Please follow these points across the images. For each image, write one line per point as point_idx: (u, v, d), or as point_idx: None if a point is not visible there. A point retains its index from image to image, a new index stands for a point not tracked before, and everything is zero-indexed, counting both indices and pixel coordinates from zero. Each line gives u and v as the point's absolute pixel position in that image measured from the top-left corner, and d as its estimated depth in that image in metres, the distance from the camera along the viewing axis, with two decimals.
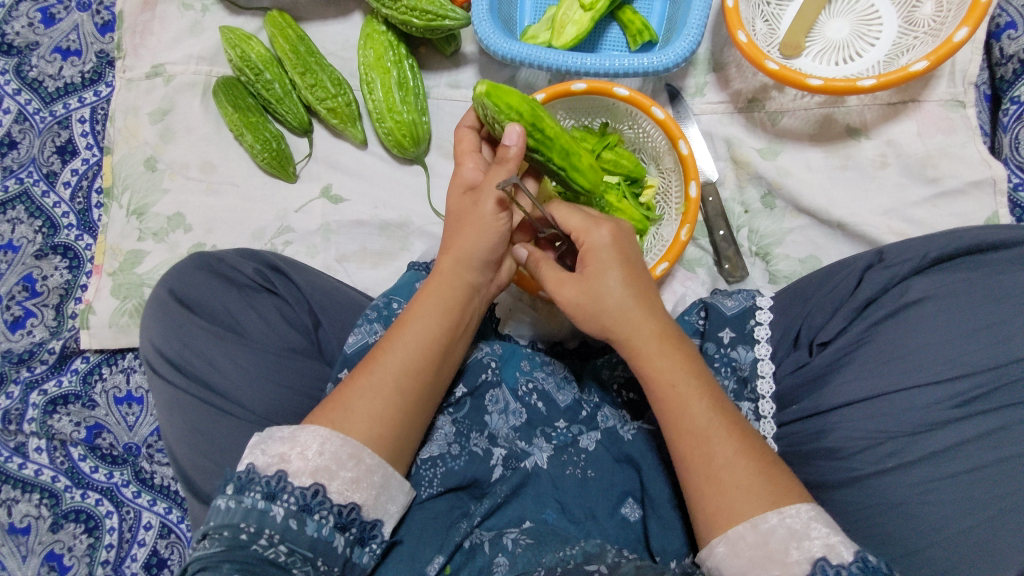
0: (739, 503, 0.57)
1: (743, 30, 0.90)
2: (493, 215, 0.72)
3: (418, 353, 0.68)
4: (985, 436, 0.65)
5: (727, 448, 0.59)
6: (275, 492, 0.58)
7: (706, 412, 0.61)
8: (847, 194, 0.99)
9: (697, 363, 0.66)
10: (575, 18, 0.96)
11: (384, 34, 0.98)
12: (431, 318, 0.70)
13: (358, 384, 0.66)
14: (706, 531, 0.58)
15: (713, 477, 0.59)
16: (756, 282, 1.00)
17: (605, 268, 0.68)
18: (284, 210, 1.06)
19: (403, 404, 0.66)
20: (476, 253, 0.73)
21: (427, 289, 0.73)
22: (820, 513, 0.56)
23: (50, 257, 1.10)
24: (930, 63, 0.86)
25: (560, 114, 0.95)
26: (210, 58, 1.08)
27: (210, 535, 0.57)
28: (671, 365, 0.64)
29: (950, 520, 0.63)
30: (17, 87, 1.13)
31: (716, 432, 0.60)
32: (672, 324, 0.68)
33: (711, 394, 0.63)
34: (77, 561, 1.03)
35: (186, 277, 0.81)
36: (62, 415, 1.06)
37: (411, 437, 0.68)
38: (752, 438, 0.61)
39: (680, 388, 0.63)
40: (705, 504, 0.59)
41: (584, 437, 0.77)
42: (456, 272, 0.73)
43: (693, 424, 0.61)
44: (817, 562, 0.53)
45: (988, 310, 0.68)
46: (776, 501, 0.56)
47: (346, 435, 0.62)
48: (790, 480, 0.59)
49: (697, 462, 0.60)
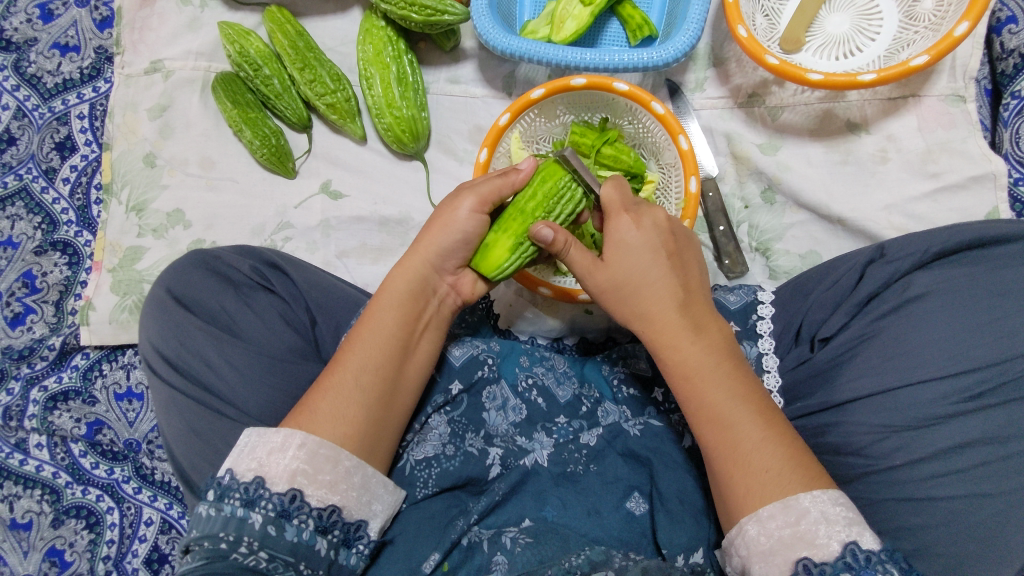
0: (770, 488, 0.57)
1: (743, 25, 0.90)
2: (467, 213, 0.74)
3: (379, 351, 0.69)
4: (987, 431, 0.64)
5: (752, 428, 0.60)
6: (253, 499, 0.58)
7: (731, 393, 0.62)
8: (847, 190, 0.98)
9: (725, 346, 0.66)
10: (575, 13, 0.96)
11: (383, 29, 0.98)
12: (388, 312, 0.71)
13: (322, 387, 0.66)
14: (738, 511, 0.58)
15: (741, 464, 0.59)
16: (757, 278, 1.00)
17: (631, 254, 0.68)
18: (283, 206, 1.06)
19: (365, 401, 0.66)
20: (439, 250, 0.74)
21: (384, 287, 0.74)
22: (846, 499, 0.56)
23: (50, 253, 1.10)
24: (930, 59, 0.86)
25: (560, 109, 0.96)
26: (209, 53, 1.08)
27: (191, 549, 0.57)
28: (695, 351, 0.64)
29: (954, 513, 0.64)
30: (15, 83, 1.13)
31: (740, 413, 0.61)
32: (697, 306, 0.67)
33: (735, 371, 0.64)
34: (79, 557, 1.03)
35: (184, 275, 0.82)
36: (63, 412, 1.07)
37: (383, 435, 0.68)
38: (774, 418, 0.61)
39: (707, 371, 0.63)
40: (733, 487, 0.59)
41: (585, 433, 0.77)
42: (412, 268, 0.74)
43: (714, 412, 0.62)
44: (849, 544, 0.53)
45: (989, 305, 0.67)
46: (807, 483, 0.57)
47: (315, 437, 0.62)
48: (815, 464, 0.59)
49: (724, 442, 0.61)
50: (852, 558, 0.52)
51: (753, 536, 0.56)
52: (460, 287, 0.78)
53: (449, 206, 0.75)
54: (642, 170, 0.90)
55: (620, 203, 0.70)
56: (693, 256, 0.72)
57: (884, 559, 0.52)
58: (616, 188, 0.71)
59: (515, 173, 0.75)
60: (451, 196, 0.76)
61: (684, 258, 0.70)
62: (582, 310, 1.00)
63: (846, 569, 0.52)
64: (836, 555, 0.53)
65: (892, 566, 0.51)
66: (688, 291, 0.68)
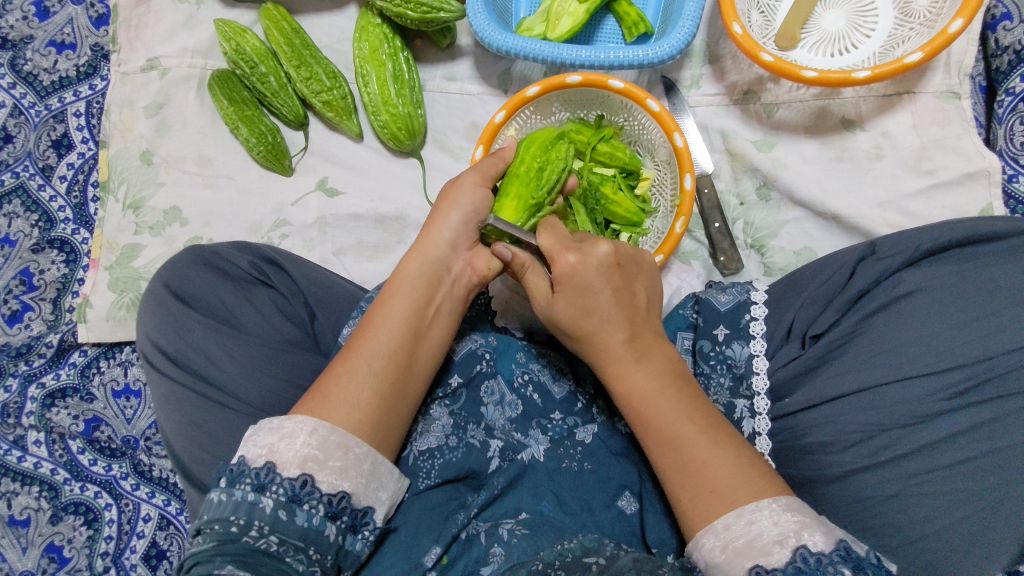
0: (715, 506, 0.58)
1: (738, 22, 0.90)
2: (472, 186, 0.77)
3: (390, 336, 0.70)
4: (977, 425, 0.65)
5: (697, 451, 0.61)
6: (264, 483, 0.58)
7: (676, 417, 0.64)
8: (842, 186, 0.99)
9: (674, 374, 0.67)
10: (571, 10, 0.95)
11: (379, 26, 0.98)
12: (399, 297, 0.72)
13: (335, 372, 0.67)
14: (695, 526, 0.59)
15: (688, 485, 0.60)
16: (752, 274, 1.00)
17: (579, 288, 0.69)
18: (280, 203, 1.06)
19: (377, 387, 0.67)
20: (451, 230, 0.76)
21: (398, 272, 0.75)
22: (801, 505, 0.56)
23: (47, 251, 1.11)
24: (925, 55, 0.86)
25: (556, 105, 0.96)
26: (205, 51, 1.08)
27: (202, 531, 0.57)
28: (643, 382, 0.66)
29: (944, 507, 0.64)
30: (11, 81, 1.13)
31: (684, 435, 0.62)
32: (645, 339, 0.69)
33: (680, 396, 0.65)
34: (77, 553, 1.03)
35: (181, 270, 0.82)
36: (60, 409, 1.07)
37: (394, 421, 0.68)
38: (724, 438, 0.62)
39: (653, 401, 0.65)
40: (687, 506, 0.60)
41: (580, 430, 0.79)
42: (425, 253, 0.75)
43: (662, 440, 0.63)
44: (800, 549, 0.52)
45: (982, 301, 0.67)
46: (756, 494, 0.57)
47: (327, 423, 0.62)
48: (774, 477, 0.59)
49: (671, 465, 0.62)
50: (802, 564, 0.51)
51: (709, 549, 0.57)
52: (475, 264, 0.78)
53: (458, 190, 0.77)
54: (637, 167, 0.92)
55: (562, 242, 0.70)
56: (643, 281, 0.73)
57: (834, 560, 0.50)
58: (550, 232, 0.72)
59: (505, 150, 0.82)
60: (453, 180, 0.79)
61: (634, 287, 0.72)
62: None
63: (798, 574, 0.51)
64: (786, 563, 0.52)
65: (845, 568, 0.50)
66: (635, 323, 0.69)
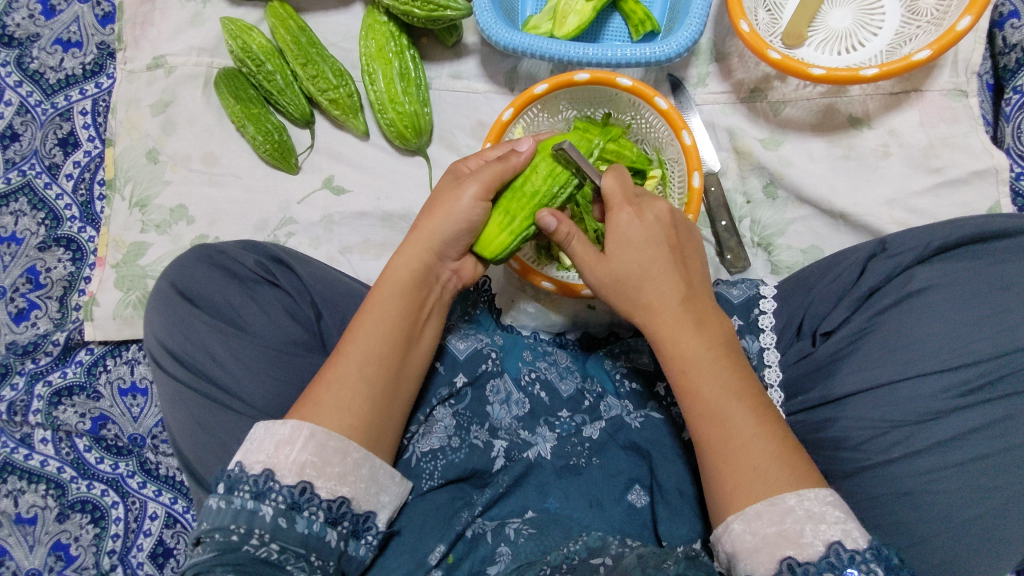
0: (757, 485, 0.57)
1: (746, 20, 0.90)
2: (470, 200, 0.74)
3: (381, 341, 0.69)
4: (988, 423, 0.65)
5: (742, 424, 0.60)
6: (263, 491, 0.58)
7: (724, 390, 0.62)
8: (848, 184, 0.99)
9: (727, 345, 0.66)
10: (578, 9, 0.95)
11: (385, 24, 0.98)
12: (391, 305, 0.71)
13: (325, 378, 0.66)
14: (725, 508, 0.58)
15: (729, 461, 0.59)
16: (758, 273, 1.01)
17: (636, 250, 0.68)
18: (286, 201, 1.06)
19: (370, 392, 0.66)
20: (442, 238, 0.74)
21: (386, 278, 0.73)
22: (835, 497, 0.56)
23: (53, 249, 1.10)
24: (932, 53, 0.86)
25: (562, 105, 0.96)
26: (211, 49, 1.07)
27: (203, 540, 0.59)
28: (696, 347, 0.65)
29: (953, 506, 0.64)
30: (18, 79, 1.13)
31: (734, 409, 0.61)
32: (702, 304, 0.67)
33: (734, 374, 0.63)
34: (84, 551, 1.03)
35: (188, 270, 0.82)
36: (67, 407, 1.07)
37: (388, 425, 0.68)
38: (768, 416, 0.61)
39: (705, 367, 0.63)
40: (721, 483, 0.59)
41: (588, 427, 0.78)
42: (415, 255, 0.74)
43: (711, 409, 0.62)
44: (833, 544, 0.53)
45: (992, 299, 0.68)
46: (796, 480, 0.57)
47: (321, 428, 0.62)
48: (803, 460, 0.59)
49: (714, 437, 0.61)
50: (835, 559, 0.52)
51: (738, 534, 0.56)
52: (460, 273, 0.79)
53: (452, 196, 0.75)
54: (644, 165, 0.89)
55: (621, 196, 0.70)
56: (695, 250, 0.72)
57: (867, 558, 0.52)
58: (616, 179, 0.70)
59: (514, 156, 0.74)
60: (453, 183, 0.76)
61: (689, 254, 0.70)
62: (585, 305, 1.00)
63: (829, 569, 0.52)
64: (819, 556, 0.53)
65: (878, 566, 0.51)
66: (695, 289, 0.68)
